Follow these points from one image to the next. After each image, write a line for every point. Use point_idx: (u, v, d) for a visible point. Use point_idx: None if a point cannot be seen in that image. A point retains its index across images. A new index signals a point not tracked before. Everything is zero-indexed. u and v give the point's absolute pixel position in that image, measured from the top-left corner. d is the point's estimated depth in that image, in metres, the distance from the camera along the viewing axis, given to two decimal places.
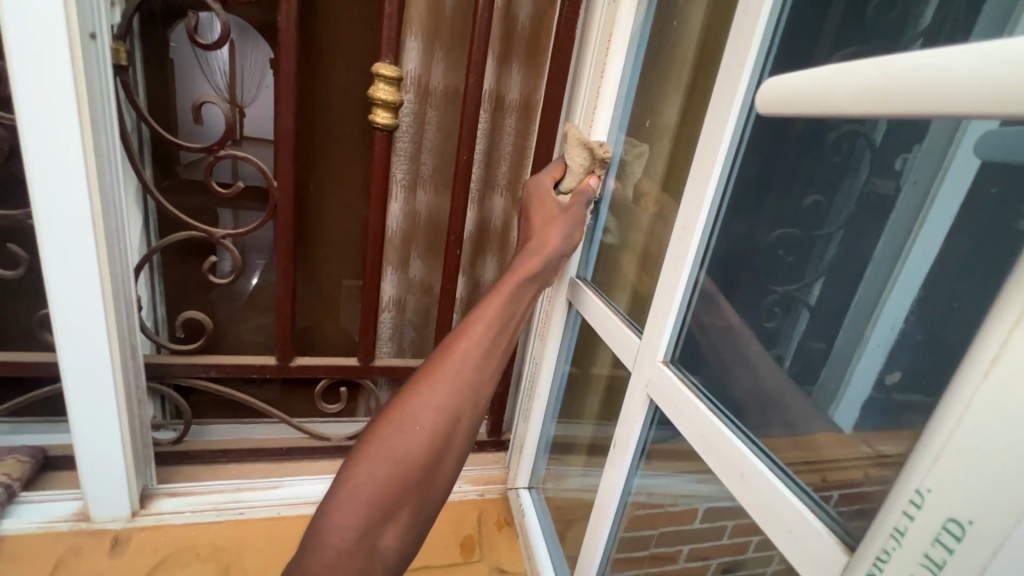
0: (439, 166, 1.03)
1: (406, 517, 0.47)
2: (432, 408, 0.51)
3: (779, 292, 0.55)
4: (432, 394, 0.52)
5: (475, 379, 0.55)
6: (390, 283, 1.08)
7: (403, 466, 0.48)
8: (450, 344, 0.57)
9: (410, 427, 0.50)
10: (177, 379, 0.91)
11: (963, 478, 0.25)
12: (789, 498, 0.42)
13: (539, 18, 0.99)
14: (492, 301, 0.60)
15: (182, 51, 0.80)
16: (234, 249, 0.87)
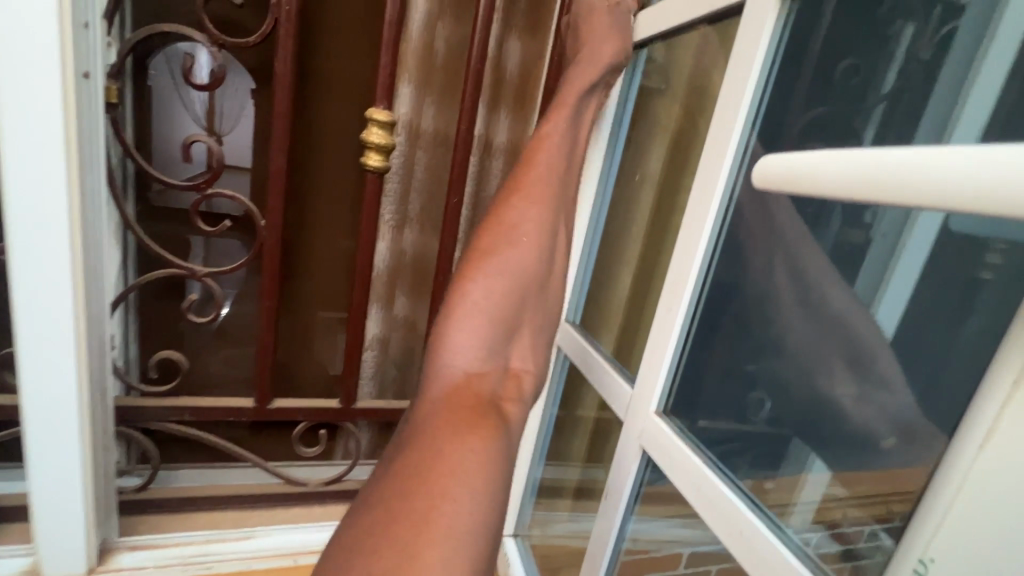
0: (427, 207, 1.04)
1: (523, 342, 0.60)
2: (502, 268, 0.58)
3: (762, 338, 0.58)
4: (500, 258, 0.59)
5: (554, 207, 0.64)
6: (374, 321, 1.08)
7: (511, 287, 0.58)
8: (506, 205, 0.62)
9: (502, 271, 0.58)
10: (148, 423, 0.87)
11: (970, 548, 0.25)
12: (787, 558, 0.41)
13: (527, 68, 1.03)
14: (539, 168, 0.64)
15: (172, 88, 0.78)
16: (216, 287, 0.85)
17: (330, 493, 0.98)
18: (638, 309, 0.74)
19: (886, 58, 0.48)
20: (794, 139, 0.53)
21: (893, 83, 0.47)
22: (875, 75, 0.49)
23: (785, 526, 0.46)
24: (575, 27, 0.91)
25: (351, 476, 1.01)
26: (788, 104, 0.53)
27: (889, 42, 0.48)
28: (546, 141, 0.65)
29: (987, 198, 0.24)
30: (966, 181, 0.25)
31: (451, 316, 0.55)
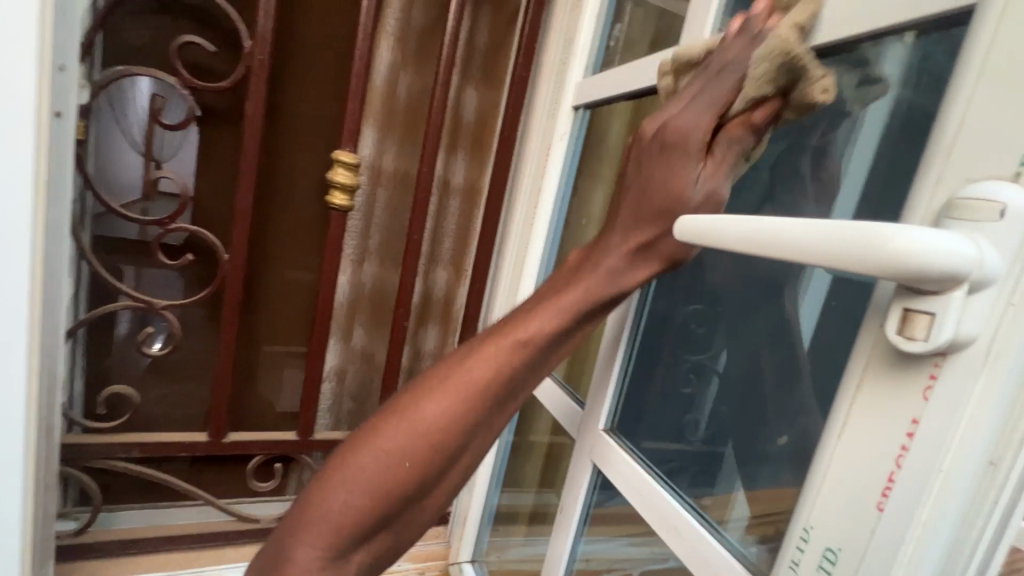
0: (387, 243, 1.09)
1: (371, 551, 0.41)
2: (388, 464, 0.39)
3: (692, 360, 0.63)
4: (381, 451, 0.39)
5: (467, 428, 0.40)
6: (332, 353, 1.09)
7: (389, 490, 0.39)
8: (422, 391, 0.40)
9: (397, 458, 0.39)
10: (92, 462, 0.84)
11: (836, 511, 0.31)
12: (714, 546, 0.49)
13: (483, 117, 1.11)
14: (478, 363, 0.40)
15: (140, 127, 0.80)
16: (174, 320, 0.85)
17: None
18: (586, 340, 0.81)
19: None
20: None
21: None
22: None
23: (724, 529, 0.52)
24: (526, 84, 1.00)
25: None
26: None
27: None
28: (531, 322, 0.41)
29: (830, 249, 0.27)
30: (822, 245, 0.27)
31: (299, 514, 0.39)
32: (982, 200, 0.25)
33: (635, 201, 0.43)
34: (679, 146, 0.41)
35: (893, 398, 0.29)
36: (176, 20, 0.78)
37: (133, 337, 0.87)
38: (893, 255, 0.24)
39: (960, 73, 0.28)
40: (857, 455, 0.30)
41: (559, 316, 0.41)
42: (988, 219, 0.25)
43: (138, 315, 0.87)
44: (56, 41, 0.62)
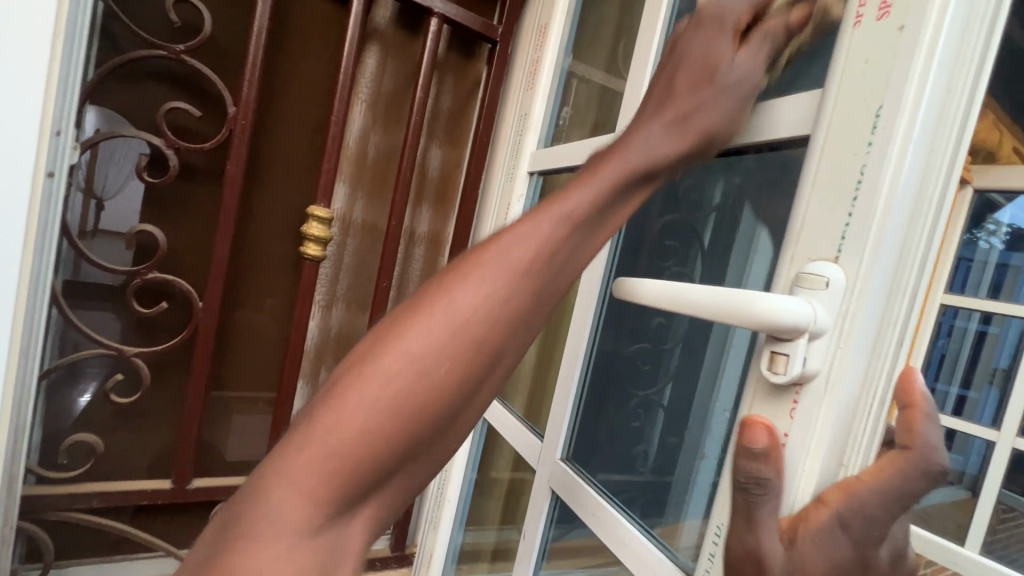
0: (355, 289, 1.15)
1: (383, 500, 0.36)
2: (414, 368, 0.34)
3: (641, 396, 0.70)
4: (407, 355, 0.34)
5: (494, 345, 0.36)
6: (299, 397, 1.12)
7: (415, 398, 0.34)
8: (447, 283, 0.37)
9: (418, 362, 0.34)
10: (49, 514, 0.83)
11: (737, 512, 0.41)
12: (653, 550, 0.57)
13: (446, 173, 1.21)
14: (496, 260, 0.37)
15: (123, 182, 0.84)
16: (144, 366, 0.86)
17: None
18: (542, 380, 0.89)
19: (715, 173, 0.59)
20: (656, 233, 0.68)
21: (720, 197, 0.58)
22: (707, 190, 0.60)
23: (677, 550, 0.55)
24: (487, 148, 1.11)
25: None
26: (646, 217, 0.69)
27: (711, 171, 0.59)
28: (572, 194, 0.40)
29: (722, 304, 0.36)
30: (717, 299, 0.36)
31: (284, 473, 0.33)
32: (816, 275, 0.35)
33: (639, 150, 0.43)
34: (655, 136, 0.43)
35: (772, 418, 0.38)
36: (163, 87, 0.84)
37: (60, 383, 0.84)
38: (761, 313, 0.34)
39: (802, 182, 0.39)
40: None
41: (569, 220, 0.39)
42: (820, 288, 0.35)
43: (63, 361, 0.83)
44: (56, 109, 0.67)
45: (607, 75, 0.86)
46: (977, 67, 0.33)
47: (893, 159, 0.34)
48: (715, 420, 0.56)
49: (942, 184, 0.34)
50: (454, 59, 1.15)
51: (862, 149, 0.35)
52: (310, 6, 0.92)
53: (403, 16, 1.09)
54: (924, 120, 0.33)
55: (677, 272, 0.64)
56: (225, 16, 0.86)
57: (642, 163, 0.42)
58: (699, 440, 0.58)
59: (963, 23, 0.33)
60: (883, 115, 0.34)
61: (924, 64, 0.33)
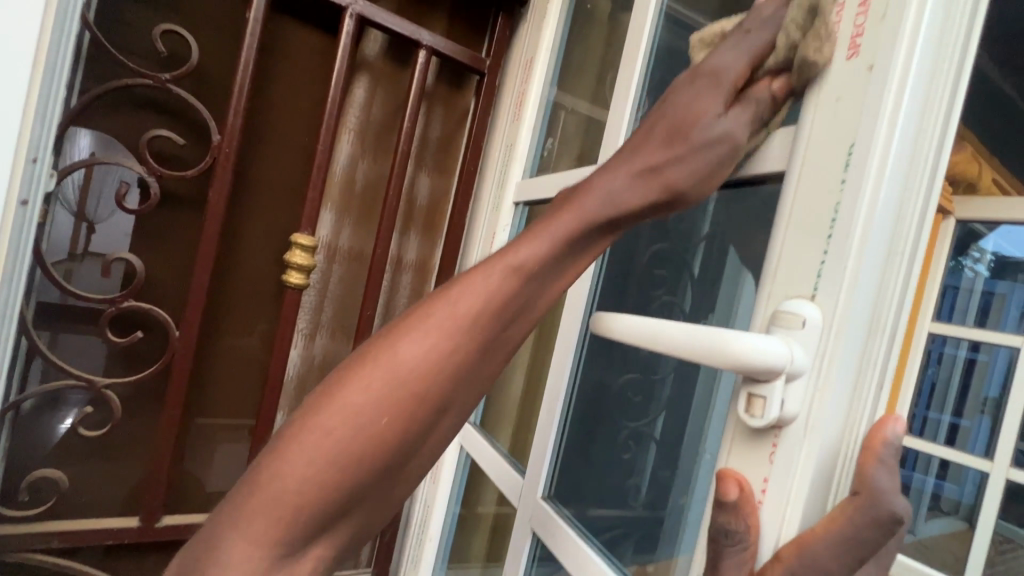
0: (339, 316, 1.13)
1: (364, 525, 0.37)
2: (364, 417, 0.35)
3: (631, 428, 0.67)
4: (352, 404, 0.35)
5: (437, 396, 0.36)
6: (279, 428, 1.09)
7: (353, 445, 0.35)
8: (398, 331, 0.37)
9: (362, 415, 0.35)
10: (7, 554, 0.79)
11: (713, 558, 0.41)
12: None
13: (435, 200, 1.20)
14: (463, 292, 0.38)
15: (102, 209, 0.83)
16: (116, 398, 0.84)
17: None
18: (528, 413, 0.87)
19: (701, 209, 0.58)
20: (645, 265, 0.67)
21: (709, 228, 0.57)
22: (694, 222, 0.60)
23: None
24: (474, 177, 1.12)
25: None
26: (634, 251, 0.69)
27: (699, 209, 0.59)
28: (522, 247, 0.39)
29: (694, 341, 0.35)
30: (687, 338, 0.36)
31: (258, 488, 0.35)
32: (792, 313, 0.34)
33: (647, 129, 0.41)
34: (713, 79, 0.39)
35: (751, 462, 0.37)
36: (146, 114, 0.84)
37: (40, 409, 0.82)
38: (738, 351, 0.33)
39: (777, 219, 0.39)
40: None
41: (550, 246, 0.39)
42: (798, 327, 0.34)
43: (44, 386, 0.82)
44: (33, 136, 0.66)
45: (592, 105, 0.87)
46: (947, 108, 0.34)
47: (867, 197, 0.33)
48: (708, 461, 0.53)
49: (914, 224, 0.34)
50: (443, 91, 1.17)
51: (835, 187, 0.35)
52: (298, 38, 0.93)
53: (393, 49, 1.10)
54: (896, 159, 0.33)
55: (667, 301, 0.62)
56: (212, 45, 0.87)
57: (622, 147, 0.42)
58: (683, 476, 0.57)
59: (930, 67, 0.33)
60: (855, 153, 0.34)
61: (894, 104, 0.33)
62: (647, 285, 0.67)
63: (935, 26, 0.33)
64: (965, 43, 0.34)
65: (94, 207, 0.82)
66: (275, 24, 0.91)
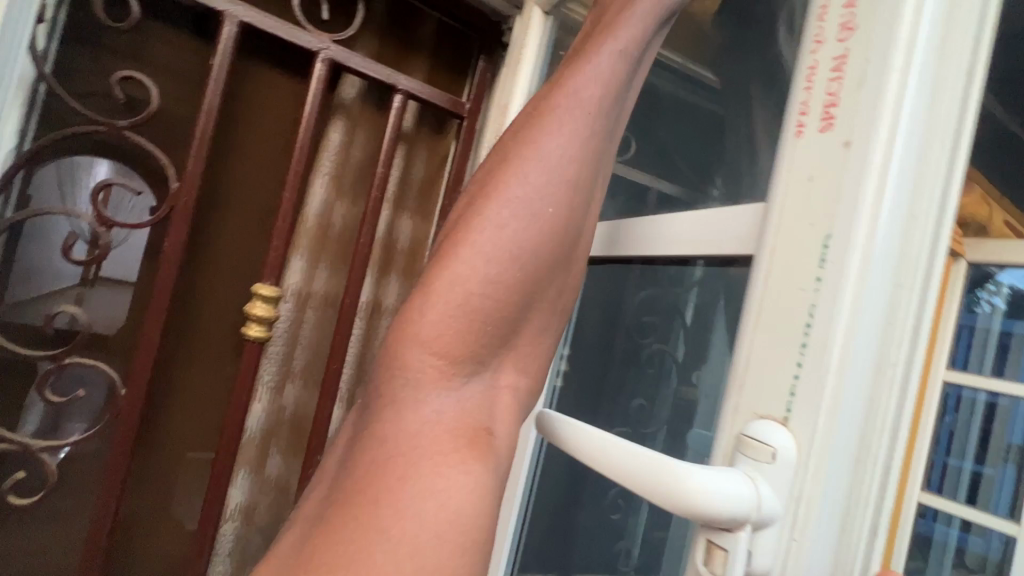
0: (311, 365, 1.07)
1: None
2: (493, 255, 0.37)
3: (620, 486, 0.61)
4: (485, 238, 0.37)
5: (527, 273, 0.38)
6: (240, 487, 1.02)
7: (509, 263, 0.37)
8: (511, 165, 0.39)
9: (500, 237, 0.37)
10: None
11: None
12: None
13: (416, 242, 1.14)
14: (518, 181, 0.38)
15: (58, 260, 0.79)
16: (53, 463, 0.79)
17: None
18: None
19: (687, 261, 0.50)
20: (635, 306, 0.61)
21: (701, 275, 0.48)
22: (684, 271, 0.51)
23: None
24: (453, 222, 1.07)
25: None
26: (623, 288, 0.62)
27: (686, 266, 0.50)
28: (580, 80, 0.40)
29: (649, 468, 0.29)
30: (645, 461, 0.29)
31: (366, 447, 0.37)
32: (760, 443, 0.28)
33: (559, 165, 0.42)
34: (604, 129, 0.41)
35: None
36: (100, 162, 0.81)
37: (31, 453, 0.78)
38: (693, 493, 0.26)
39: (745, 314, 0.32)
40: None
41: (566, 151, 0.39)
42: (766, 460, 0.28)
43: (46, 423, 0.79)
44: None
45: None
46: (944, 188, 0.28)
47: (847, 302, 0.27)
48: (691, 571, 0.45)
49: (910, 331, 0.27)
50: (425, 133, 1.12)
51: (809, 286, 0.29)
52: (267, 81, 0.90)
53: (374, 90, 1.07)
54: (880, 256, 0.27)
55: (658, 348, 0.58)
56: (175, 90, 0.84)
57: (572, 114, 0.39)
58: None
59: (921, 142, 0.27)
60: (832, 245, 0.28)
61: (877, 188, 0.27)
62: (637, 334, 0.61)
63: (925, 94, 0.27)
64: (964, 109, 0.28)
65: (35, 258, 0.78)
66: (242, 68, 0.89)
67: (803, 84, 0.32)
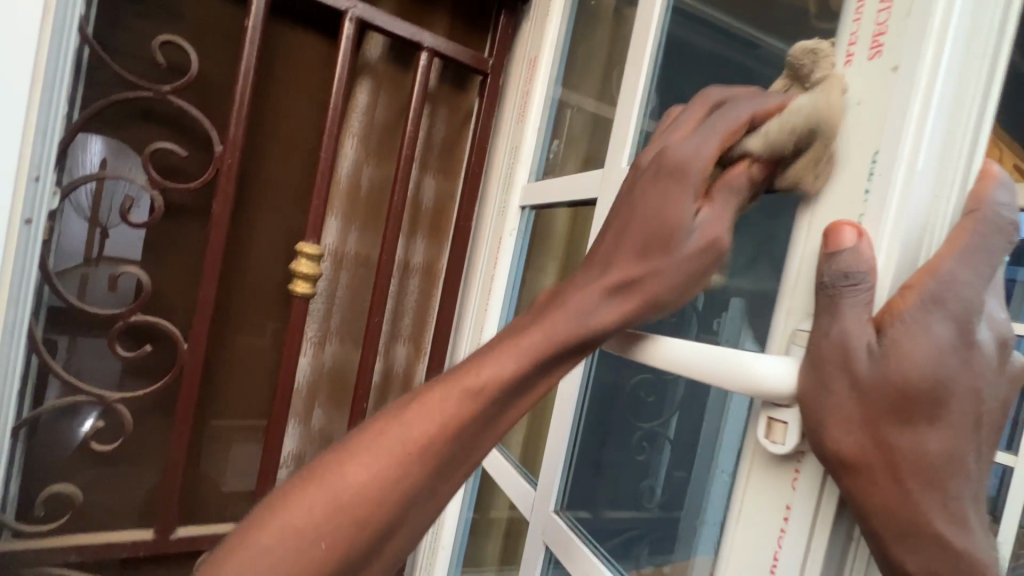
0: (348, 322, 1.12)
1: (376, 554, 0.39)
2: (299, 545, 0.36)
3: (645, 428, 0.65)
4: (288, 527, 0.36)
5: (406, 497, 0.38)
6: (292, 435, 1.09)
7: (305, 557, 0.36)
8: (347, 453, 0.38)
9: (324, 504, 0.37)
10: (24, 569, 0.81)
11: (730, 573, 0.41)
12: None
13: (442, 201, 1.17)
14: (411, 424, 0.38)
15: (77, 224, 0.82)
16: (126, 412, 0.85)
17: None
18: (538, 423, 0.84)
19: None
20: None
21: None
22: None
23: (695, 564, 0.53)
24: (480, 178, 1.10)
25: None
26: None
27: None
28: (487, 365, 0.39)
29: (704, 354, 0.37)
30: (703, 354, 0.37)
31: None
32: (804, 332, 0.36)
33: (615, 239, 0.40)
34: (678, 173, 0.37)
35: (776, 484, 0.37)
36: (144, 126, 0.84)
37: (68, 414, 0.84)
38: (750, 376, 0.34)
39: (798, 228, 0.40)
40: (758, 528, 0.38)
41: (467, 401, 0.38)
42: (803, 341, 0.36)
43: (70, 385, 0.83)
44: (35, 156, 0.66)
45: (598, 103, 0.86)
46: (989, 67, 0.33)
47: (893, 204, 0.34)
48: (727, 463, 0.51)
49: (950, 211, 0.34)
50: (447, 91, 1.14)
51: (860, 196, 0.35)
52: (297, 44, 0.92)
53: (394, 50, 1.08)
54: (933, 131, 0.33)
55: None
56: (211, 55, 0.86)
57: (453, 407, 0.38)
58: (702, 493, 0.54)
59: (960, 70, 0.33)
60: (880, 158, 0.35)
61: (921, 107, 0.33)
62: None
63: (966, 27, 0.33)
64: (998, 37, 0.33)
65: (92, 219, 0.82)
66: (271, 31, 0.90)
67: (852, 19, 0.38)
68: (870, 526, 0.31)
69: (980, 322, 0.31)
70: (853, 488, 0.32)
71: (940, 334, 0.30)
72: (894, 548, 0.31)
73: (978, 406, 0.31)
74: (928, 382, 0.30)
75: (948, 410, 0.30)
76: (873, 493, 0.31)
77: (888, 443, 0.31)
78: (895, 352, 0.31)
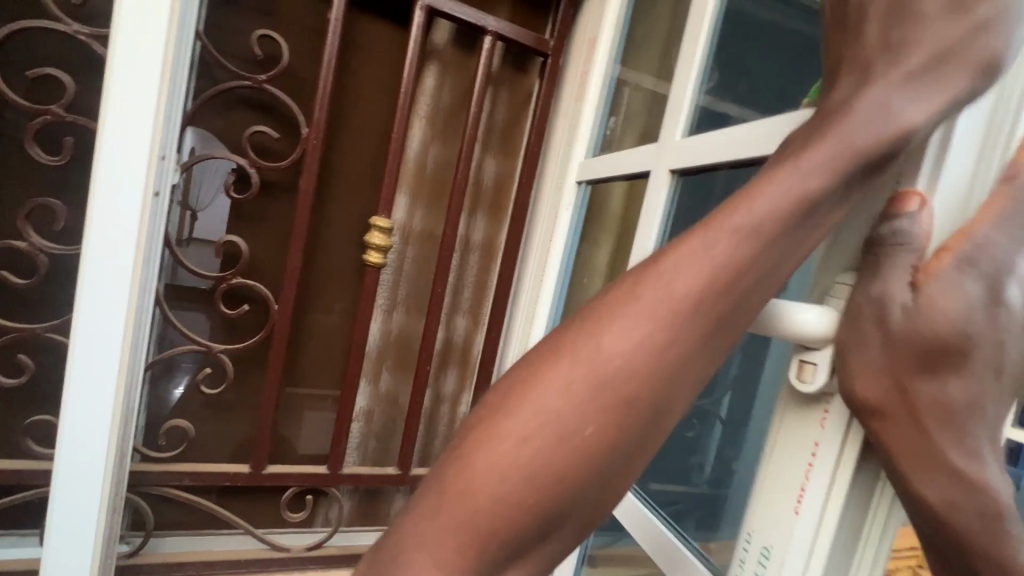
0: (414, 293, 1.21)
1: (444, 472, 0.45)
2: (551, 426, 0.41)
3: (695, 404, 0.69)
4: (544, 411, 0.41)
5: (648, 364, 0.41)
6: (362, 394, 1.20)
7: (561, 439, 0.40)
8: (573, 340, 0.43)
9: (562, 389, 0.41)
10: (150, 488, 0.95)
11: (766, 518, 0.47)
12: (655, 528, 0.68)
13: (502, 181, 1.22)
14: (633, 301, 0.42)
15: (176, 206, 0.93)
16: (229, 361, 0.97)
17: (310, 558, 1.06)
18: None
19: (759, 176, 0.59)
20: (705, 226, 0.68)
21: None
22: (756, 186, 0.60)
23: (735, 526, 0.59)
24: (538, 157, 1.14)
25: (330, 540, 1.09)
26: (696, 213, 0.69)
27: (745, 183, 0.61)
28: (716, 240, 0.42)
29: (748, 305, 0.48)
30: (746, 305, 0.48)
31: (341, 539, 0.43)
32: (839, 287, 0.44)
33: None
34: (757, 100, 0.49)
35: (815, 435, 0.44)
36: (242, 111, 0.95)
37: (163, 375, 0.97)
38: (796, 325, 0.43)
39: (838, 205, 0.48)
40: (797, 482, 0.45)
41: (701, 269, 0.41)
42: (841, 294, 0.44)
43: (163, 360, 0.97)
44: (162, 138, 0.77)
45: (657, 81, 0.88)
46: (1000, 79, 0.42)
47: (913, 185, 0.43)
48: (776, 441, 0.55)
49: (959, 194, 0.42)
50: (509, 73, 1.18)
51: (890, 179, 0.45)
52: (374, 32, 1.00)
53: (460, 36, 1.14)
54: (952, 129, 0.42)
55: None
56: (300, 47, 0.96)
57: (683, 278, 0.42)
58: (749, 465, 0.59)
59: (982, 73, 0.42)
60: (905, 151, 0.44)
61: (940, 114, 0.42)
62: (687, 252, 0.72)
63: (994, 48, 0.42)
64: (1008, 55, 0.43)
65: (184, 203, 0.93)
66: (351, 21, 0.98)
67: None
68: (889, 458, 0.39)
69: (1009, 284, 0.38)
70: (876, 427, 0.39)
71: (970, 291, 0.37)
72: (913, 481, 0.38)
73: (1001, 360, 0.38)
74: (954, 334, 0.37)
75: (969, 357, 0.37)
76: (887, 435, 0.39)
77: (911, 389, 0.38)
78: (928, 305, 0.37)
